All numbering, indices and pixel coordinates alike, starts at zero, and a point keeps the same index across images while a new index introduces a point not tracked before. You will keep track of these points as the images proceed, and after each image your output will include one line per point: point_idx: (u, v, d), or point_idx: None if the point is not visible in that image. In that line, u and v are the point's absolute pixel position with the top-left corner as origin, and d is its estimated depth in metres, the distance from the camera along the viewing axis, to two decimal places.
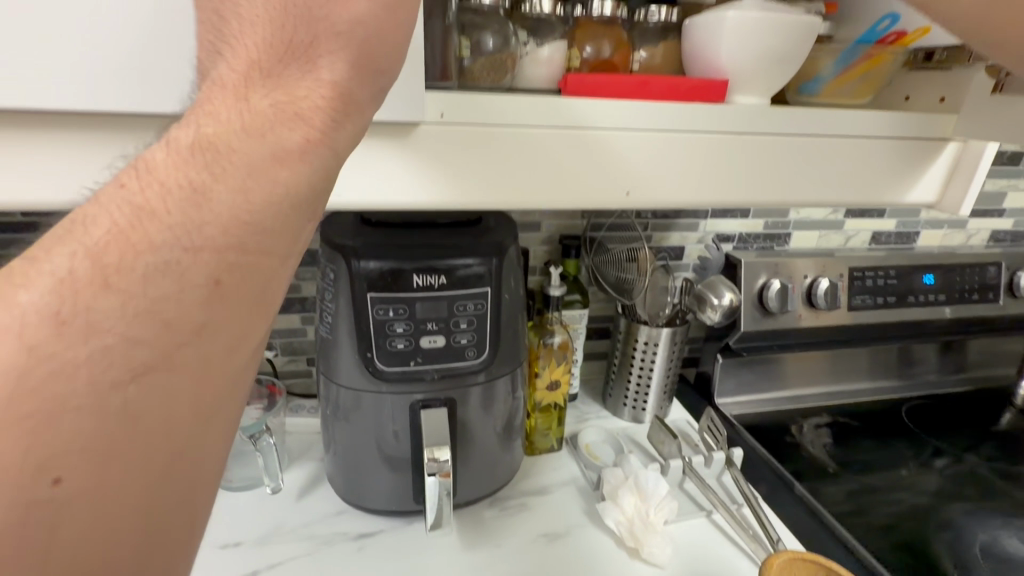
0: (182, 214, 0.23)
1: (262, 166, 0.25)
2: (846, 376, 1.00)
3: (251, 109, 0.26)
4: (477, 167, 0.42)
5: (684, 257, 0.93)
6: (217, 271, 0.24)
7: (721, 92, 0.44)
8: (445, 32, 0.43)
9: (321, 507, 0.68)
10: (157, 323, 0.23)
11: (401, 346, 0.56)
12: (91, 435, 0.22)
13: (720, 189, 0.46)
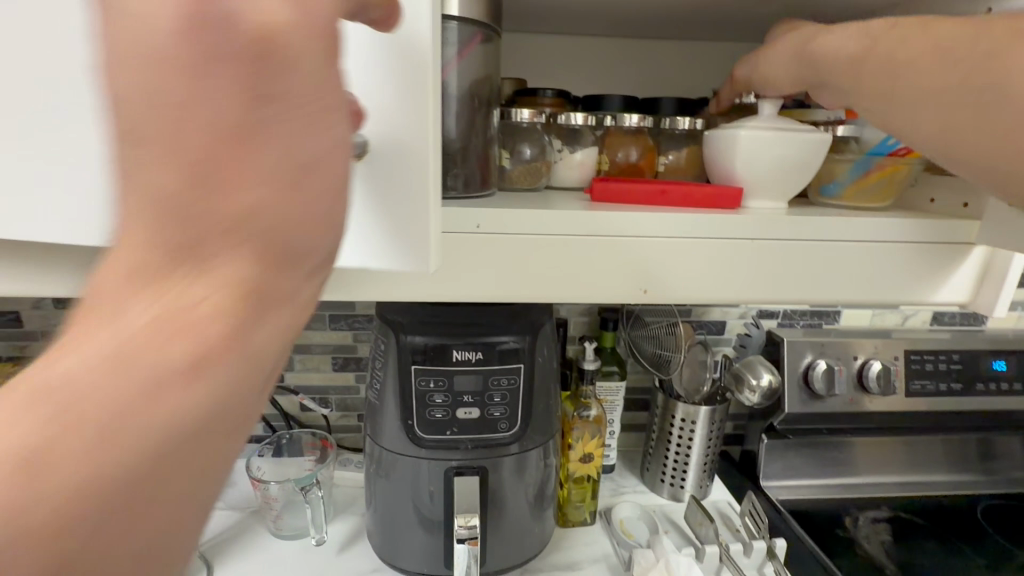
0: (81, 406, 0.21)
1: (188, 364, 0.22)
2: (911, 467, 0.93)
3: (164, 259, 0.23)
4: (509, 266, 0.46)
5: (725, 332, 0.93)
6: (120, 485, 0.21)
7: (735, 199, 0.49)
8: (485, 152, 0.51)
9: (359, 563, 0.72)
10: (53, 525, 0.20)
11: (439, 416, 0.61)
12: None
13: (740, 286, 0.48)
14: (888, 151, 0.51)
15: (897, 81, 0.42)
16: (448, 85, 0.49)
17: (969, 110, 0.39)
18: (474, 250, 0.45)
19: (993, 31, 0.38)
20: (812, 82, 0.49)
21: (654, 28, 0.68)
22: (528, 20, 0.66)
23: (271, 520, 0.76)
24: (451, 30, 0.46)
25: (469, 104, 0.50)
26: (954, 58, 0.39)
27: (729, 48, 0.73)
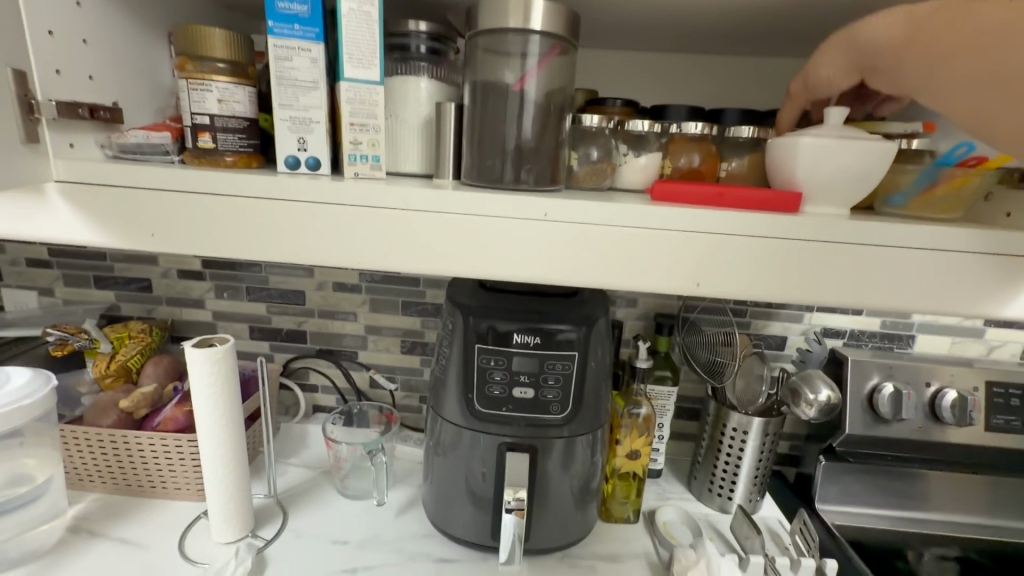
0: None
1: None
2: (985, 509, 0.87)
3: None
4: (570, 254, 0.51)
5: (785, 347, 0.92)
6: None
7: (795, 204, 0.51)
8: (555, 153, 0.56)
9: (413, 527, 0.78)
10: None
11: (497, 393, 0.66)
12: None
13: (795, 287, 0.50)
14: (957, 162, 0.52)
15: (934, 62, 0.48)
16: (526, 93, 0.55)
17: (987, 83, 0.45)
18: (540, 236, 0.50)
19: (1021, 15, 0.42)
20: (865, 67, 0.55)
21: (724, 43, 0.71)
22: (603, 35, 0.71)
23: (339, 480, 0.84)
24: (535, 42, 0.53)
25: (545, 110, 0.56)
26: (972, 40, 0.44)
27: (800, 62, 0.75)
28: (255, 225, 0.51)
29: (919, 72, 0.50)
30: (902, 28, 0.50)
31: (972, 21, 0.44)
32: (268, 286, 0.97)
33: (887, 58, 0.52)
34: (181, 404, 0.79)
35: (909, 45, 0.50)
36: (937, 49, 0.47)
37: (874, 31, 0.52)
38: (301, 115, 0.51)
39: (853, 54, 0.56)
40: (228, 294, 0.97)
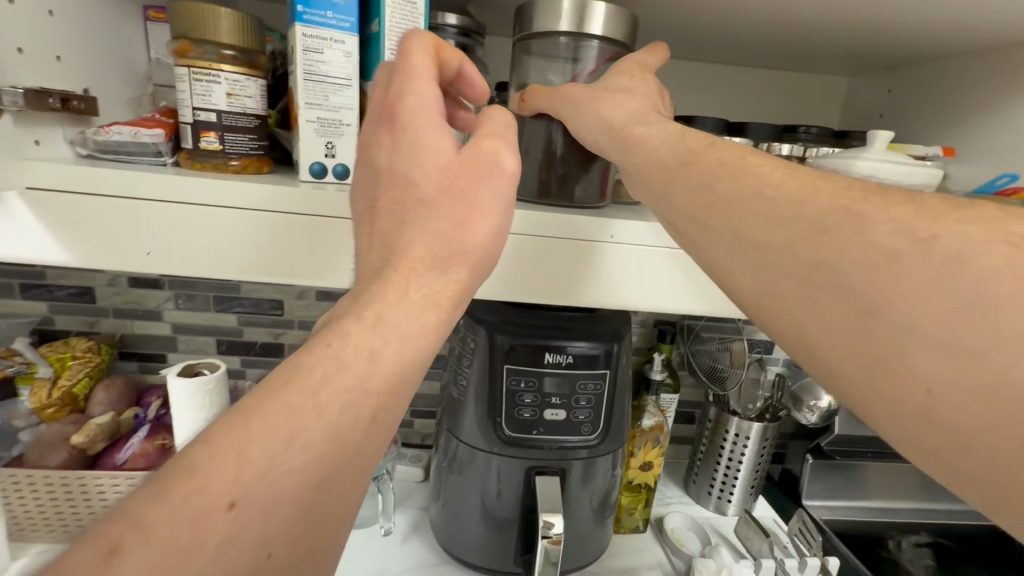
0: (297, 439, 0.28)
1: (395, 375, 0.32)
2: (944, 494, 0.95)
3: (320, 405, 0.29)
4: (636, 277, 0.52)
5: (775, 351, 0.95)
6: (276, 535, 0.27)
7: None
8: (606, 170, 0.53)
9: (423, 555, 0.73)
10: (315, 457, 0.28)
11: (527, 415, 0.62)
12: (276, 518, 0.27)
13: None
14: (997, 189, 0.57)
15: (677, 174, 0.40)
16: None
17: (773, 245, 0.34)
18: (608, 259, 0.51)
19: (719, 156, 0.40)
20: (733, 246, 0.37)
21: (741, 54, 0.71)
22: None
23: None
24: (591, 48, 0.50)
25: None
26: (784, 205, 0.35)
27: (803, 77, 0.77)
28: (280, 244, 0.46)
29: (714, 197, 0.38)
30: (665, 136, 0.43)
31: (723, 168, 0.38)
32: (239, 295, 0.86)
33: (693, 174, 0.40)
34: (152, 437, 0.70)
35: (682, 163, 0.40)
36: (755, 184, 0.37)
37: (637, 128, 0.44)
38: (331, 116, 0.45)
39: (614, 139, 0.45)
40: (191, 304, 0.86)
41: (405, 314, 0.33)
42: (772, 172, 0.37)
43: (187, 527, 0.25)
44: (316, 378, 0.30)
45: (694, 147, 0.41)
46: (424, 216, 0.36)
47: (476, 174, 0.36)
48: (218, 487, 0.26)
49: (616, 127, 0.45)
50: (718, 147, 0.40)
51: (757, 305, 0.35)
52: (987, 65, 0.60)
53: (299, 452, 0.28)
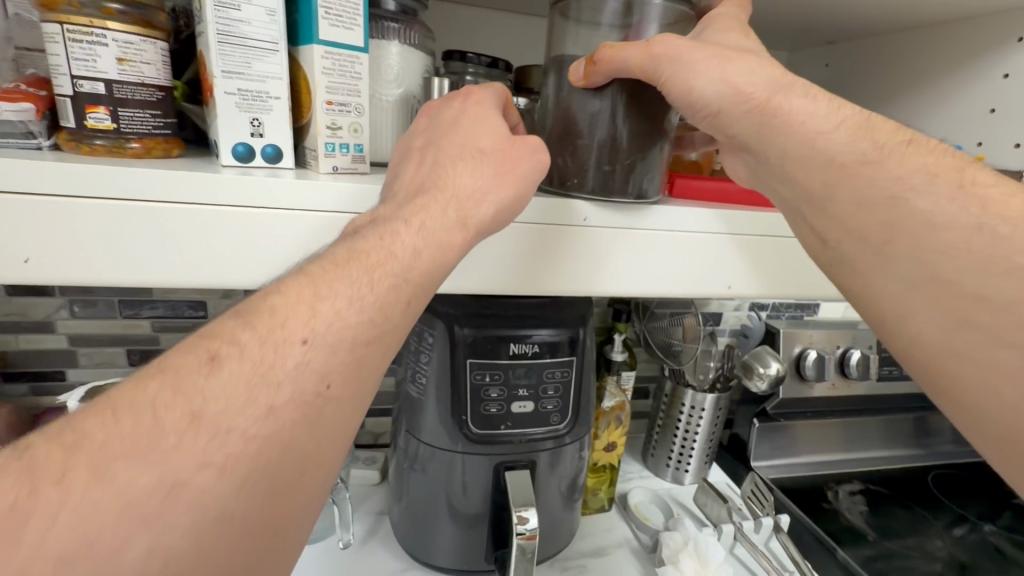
0: (357, 308, 0.34)
1: (430, 269, 0.39)
2: (870, 443, 1.04)
3: (377, 283, 0.36)
4: (609, 261, 0.53)
5: (722, 323, 0.99)
6: (334, 374, 0.32)
7: None
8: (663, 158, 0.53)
9: (388, 563, 0.69)
10: (365, 325, 0.34)
11: (493, 411, 0.59)
12: (328, 362, 0.32)
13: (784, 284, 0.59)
14: None
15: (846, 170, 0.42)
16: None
17: (993, 295, 0.36)
18: (579, 242, 0.51)
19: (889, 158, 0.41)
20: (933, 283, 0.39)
21: None
22: None
23: None
24: (655, 6, 0.49)
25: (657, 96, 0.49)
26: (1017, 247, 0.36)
27: None
28: (195, 240, 0.38)
29: (897, 211, 0.40)
30: (830, 119, 0.43)
31: (926, 179, 0.40)
32: (152, 298, 0.76)
33: (870, 177, 0.41)
34: None
35: (866, 162, 0.41)
36: (978, 211, 0.38)
37: (790, 102, 0.43)
38: (255, 88, 0.38)
39: (761, 115, 0.43)
40: (91, 311, 0.74)
41: (441, 224, 0.40)
42: (1008, 203, 0.38)
43: (272, 350, 0.31)
44: (374, 261, 0.36)
45: (885, 143, 0.42)
46: (468, 157, 0.43)
47: (523, 148, 0.45)
48: (294, 327, 0.31)
49: (761, 99, 0.43)
50: (914, 148, 0.41)
51: (936, 346, 0.39)
52: (918, 39, 0.62)
53: (355, 314, 0.34)
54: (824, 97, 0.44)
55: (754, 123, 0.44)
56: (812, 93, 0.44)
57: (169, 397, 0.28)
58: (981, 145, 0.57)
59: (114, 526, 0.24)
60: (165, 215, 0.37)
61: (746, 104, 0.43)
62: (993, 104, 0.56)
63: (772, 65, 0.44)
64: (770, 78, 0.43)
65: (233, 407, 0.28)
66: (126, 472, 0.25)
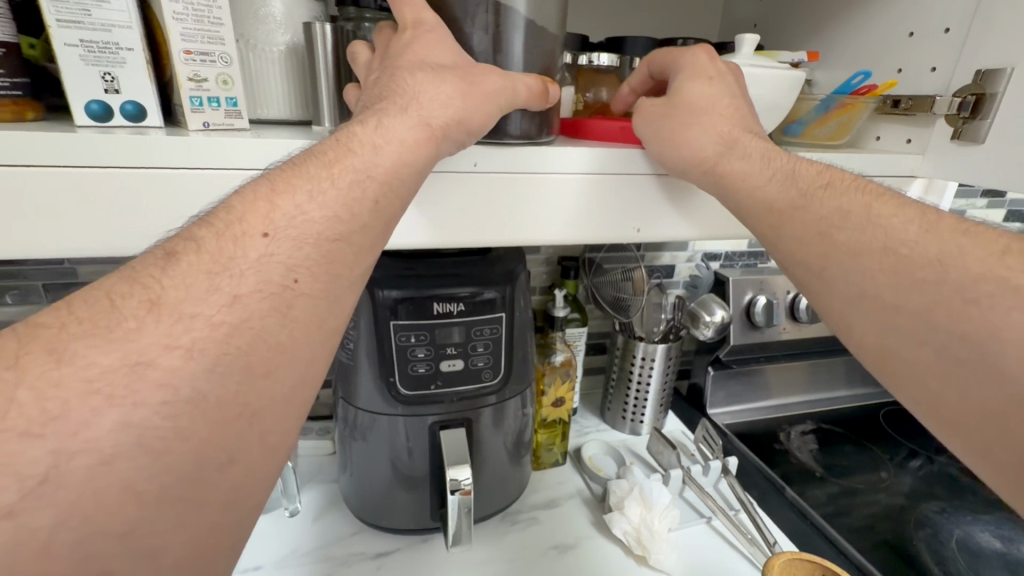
0: (325, 213, 0.34)
1: (396, 168, 0.38)
2: (827, 386, 1.06)
3: (337, 183, 0.35)
4: (514, 212, 0.48)
5: (674, 275, 0.99)
6: (300, 267, 0.31)
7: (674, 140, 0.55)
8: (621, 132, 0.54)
9: (339, 527, 0.70)
10: (338, 220, 0.34)
11: (422, 370, 0.59)
12: (290, 259, 0.31)
13: (720, 227, 0.56)
14: (851, 90, 0.57)
15: (789, 215, 0.44)
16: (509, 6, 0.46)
17: (907, 307, 0.37)
18: (474, 188, 0.47)
19: (827, 193, 0.43)
20: (864, 298, 0.39)
21: None
22: None
23: None
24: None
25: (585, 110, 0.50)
26: (921, 263, 0.37)
27: None
28: (45, 202, 0.38)
29: (824, 244, 0.41)
30: (765, 172, 0.46)
31: (846, 215, 0.41)
32: (78, 280, 0.74)
33: (800, 216, 0.43)
34: None
35: (794, 206, 0.44)
36: (883, 237, 0.39)
37: (732, 164, 0.47)
38: (102, 38, 0.37)
39: (707, 177, 0.48)
40: (15, 298, 0.72)
41: (397, 130, 0.39)
42: (908, 227, 0.39)
43: (230, 244, 0.30)
44: (333, 160, 0.36)
45: (809, 190, 0.44)
46: (426, 65, 0.42)
47: (479, 69, 0.43)
48: (253, 222, 0.31)
49: (709, 161, 0.47)
50: (834, 191, 0.43)
51: (874, 355, 0.39)
52: None
53: (318, 210, 0.33)
54: (763, 151, 0.47)
55: (707, 183, 0.48)
56: (758, 147, 0.47)
57: (125, 288, 0.27)
58: (900, 72, 0.54)
59: (78, 401, 0.24)
60: (35, 179, 0.37)
61: (698, 167, 0.47)
62: (912, 27, 0.53)
63: (726, 120, 0.48)
64: (723, 139, 0.47)
65: (194, 294, 0.28)
66: (86, 353, 0.25)
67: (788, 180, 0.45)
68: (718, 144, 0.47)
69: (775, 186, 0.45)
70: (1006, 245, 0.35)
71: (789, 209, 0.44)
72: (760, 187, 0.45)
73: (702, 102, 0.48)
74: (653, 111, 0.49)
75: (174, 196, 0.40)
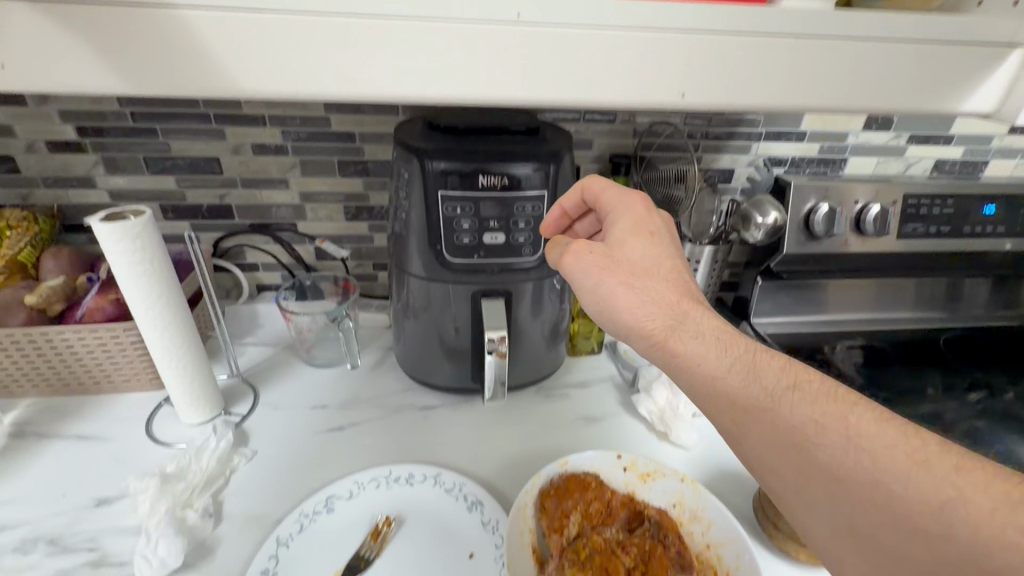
0: None
1: None
2: (887, 307, 1.02)
3: None
4: (557, 70, 0.48)
5: (732, 180, 0.95)
6: None
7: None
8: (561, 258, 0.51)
9: (393, 383, 0.79)
10: None
11: (466, 241, 0.63)
12: None
13: (787, 98, 0.51)
14: None
15: (760, 420, 0.40)
16: None
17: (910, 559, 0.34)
18: (514, 47, 0.47)
19: (795, 394, 0.40)
20: (846, 523, 0.37)
21: None
22: None
23: (306, 351, 0.82)
24: None
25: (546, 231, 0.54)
26: (914, 507, 0.34)
27: None
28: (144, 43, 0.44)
29: (804, 464, 0.38)
30: (722, 360, 0.43)
31: (821, 429, 0.38)
32: (171, 155, 0.82)
33: (772, 422, 0.40)
34: (103, 292, 0.68)
35: (761, 407, 0.40)
36: (868, 463, 0.36)
37: (683, 344, 0.44)
38: None
39: (659, 353, 0.45)
40: (123, 168, 0.82)
41: None
42: (896, 454, 0.35)
43: None
44: None
45: (775, 388, 0.41)
46: None
47: None
48: None
49: (658, 338, 0.45)
50: (802, 395, 0.40)
51: None
52: None
53: None
54: (717, 333, 0.44)
55: (659, 358, 0.46)
56: (707, 324, 0.45)
57: None
58: None
59: None
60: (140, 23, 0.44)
61: (645, 338, 0.46)
62: None
63: (663, 288, 0.47)
64: (669, 312, 0.46)
65: None
66: None
67: (744, 370, 0.42)
68: (667, 318, 0.45)
69: (728, 379, 0.42)
70: (1011, 493, 0.32)
71: (762, 418, 0.40)
72: (712, 377, 0.43)
73: (644, 263, 0.48)
74: (594, 262, 0.48)
75: (245, 41, 0.45)
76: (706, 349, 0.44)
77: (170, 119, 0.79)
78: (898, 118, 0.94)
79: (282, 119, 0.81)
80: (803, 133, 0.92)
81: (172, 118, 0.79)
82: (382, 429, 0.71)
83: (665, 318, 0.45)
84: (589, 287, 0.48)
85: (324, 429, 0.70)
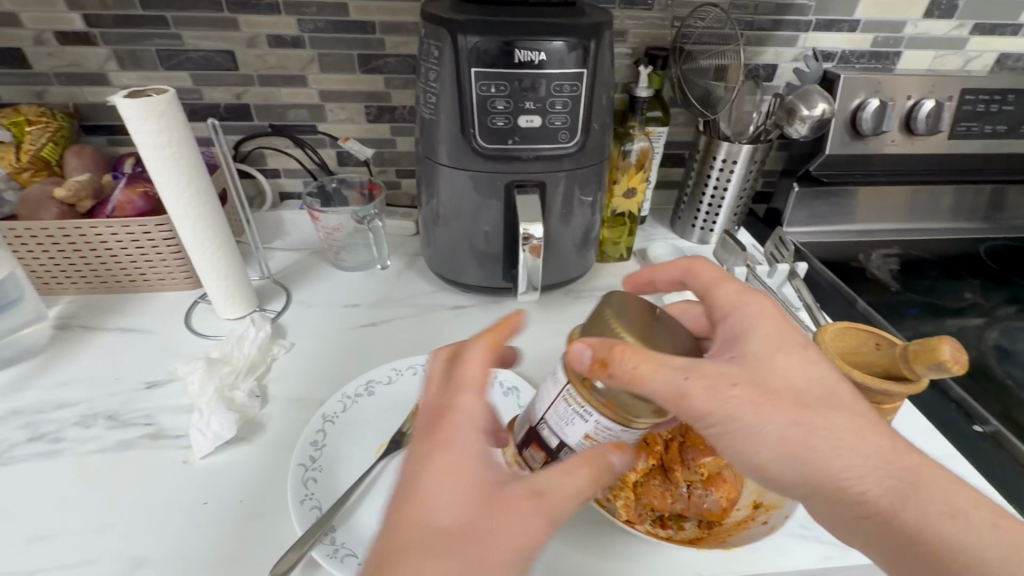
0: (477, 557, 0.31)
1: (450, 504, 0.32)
2: (927, 216, 0.98)
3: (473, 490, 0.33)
4: None
5: (775, 78, 0.89)
6: None
7: None
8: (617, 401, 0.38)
9: (422, 285, 0.79)
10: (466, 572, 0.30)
11: (500, 124, 0.60)
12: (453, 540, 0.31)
13: None
14: None
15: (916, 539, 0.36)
16: None
17: None
18: None
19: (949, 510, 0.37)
20: None
21: None
22: None
23: (334, 254, 0.82)
24: None
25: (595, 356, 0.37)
26: None
27: None
28: None
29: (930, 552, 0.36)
30: (887, 476, 0.37)
31: (980, 552, 0.36)
32: (183, 49, 0.78)
33: (931, 542, 0.36)
34: (131, 185, 0.68)
35: (921, 525, 0.36)
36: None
37: (866, 482, 0.37)
38: None
39: (831, 486, 0.37)
40: (135, 63, 0.79)
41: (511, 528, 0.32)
42: None
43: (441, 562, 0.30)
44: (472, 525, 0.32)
45: (940, 510, 0.37)
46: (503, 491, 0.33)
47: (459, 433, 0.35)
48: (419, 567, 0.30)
49: (836, 475, 0.37)
50: (956, 507, 0.37)
51: None
52: None
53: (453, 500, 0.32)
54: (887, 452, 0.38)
55: (824, 490, 0.37)
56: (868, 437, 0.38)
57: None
58: None
59: None
60: None
61: (811, 465, 0.37)
62: None
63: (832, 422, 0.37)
64: (847, 443, 0.37)
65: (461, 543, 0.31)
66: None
67: (908, 486, 0.37)
68: (856, 467, 0.37)
69: (905, 505, 0.37)
70: None
71: (922, 542, 0.36)
72: (883, 506, 0.37)
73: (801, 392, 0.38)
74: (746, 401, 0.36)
75: None
76: (880, 476, 0.37)
77: (181, 6, 0.75)
78: (964, 4, 0.86)
79: (298, 5, 0.76)
80: (857, 22, 0.85)
81: (183, 6, 0.75)
82: (415, 325, 0.72)
83: (840, 452, 0.37)
84: (758, 431, 0.37)
85: (358, 325, 0.71)
